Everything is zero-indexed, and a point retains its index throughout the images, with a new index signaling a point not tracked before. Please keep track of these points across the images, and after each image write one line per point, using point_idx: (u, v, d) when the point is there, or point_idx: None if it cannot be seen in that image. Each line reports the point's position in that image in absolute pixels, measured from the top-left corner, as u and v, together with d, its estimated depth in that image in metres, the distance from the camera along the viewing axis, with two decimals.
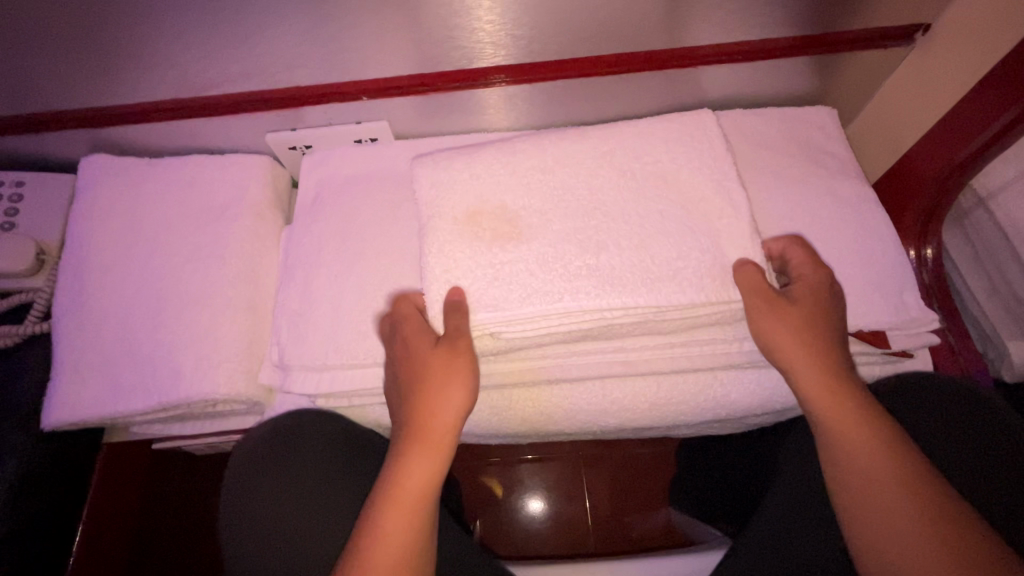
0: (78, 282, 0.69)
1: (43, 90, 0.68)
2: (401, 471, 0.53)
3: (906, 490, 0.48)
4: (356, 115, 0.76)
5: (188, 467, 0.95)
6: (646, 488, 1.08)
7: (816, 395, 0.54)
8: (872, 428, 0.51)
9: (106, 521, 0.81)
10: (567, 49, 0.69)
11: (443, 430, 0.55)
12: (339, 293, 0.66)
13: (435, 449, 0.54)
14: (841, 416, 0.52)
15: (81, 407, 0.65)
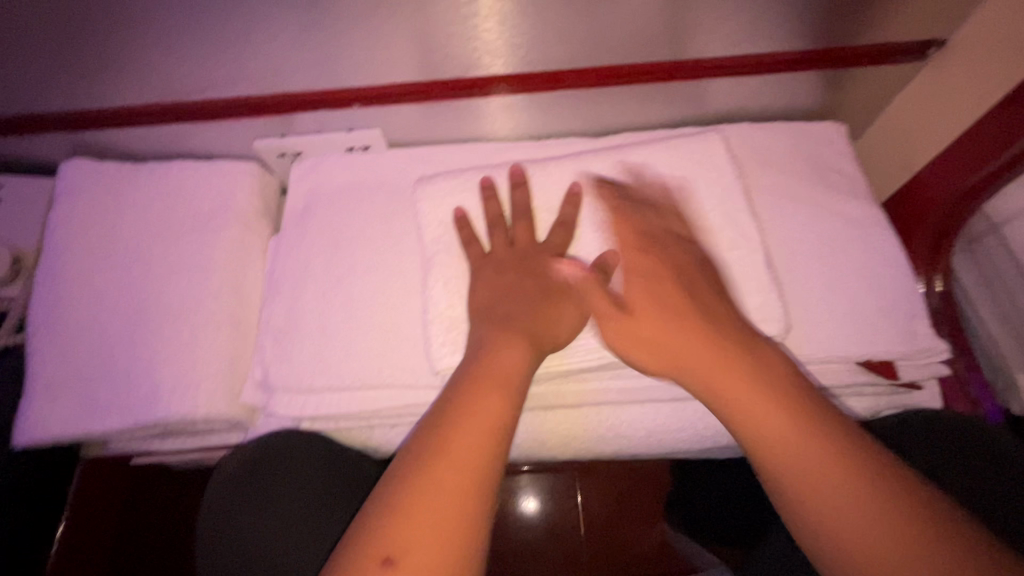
0: (55, 293, 0.66)
1: (20, 91, 0.65)
2: (458, 415, 0.43)
3: (858, 483, 0.39)
4: (348, 122, 0.73)
5: (172, 478, 0.92)
6: (642, 504, 1.06)
7: (731, 376, 0.45)
8: (797, 410, 0.43)
9: (83, 538, 0.78)
10: (570, 58, 0.66)
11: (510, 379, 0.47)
12: (327, 310, 0.63)
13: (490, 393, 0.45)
14: (746, 402, 0.44)
15: (55, 425, 0.62)
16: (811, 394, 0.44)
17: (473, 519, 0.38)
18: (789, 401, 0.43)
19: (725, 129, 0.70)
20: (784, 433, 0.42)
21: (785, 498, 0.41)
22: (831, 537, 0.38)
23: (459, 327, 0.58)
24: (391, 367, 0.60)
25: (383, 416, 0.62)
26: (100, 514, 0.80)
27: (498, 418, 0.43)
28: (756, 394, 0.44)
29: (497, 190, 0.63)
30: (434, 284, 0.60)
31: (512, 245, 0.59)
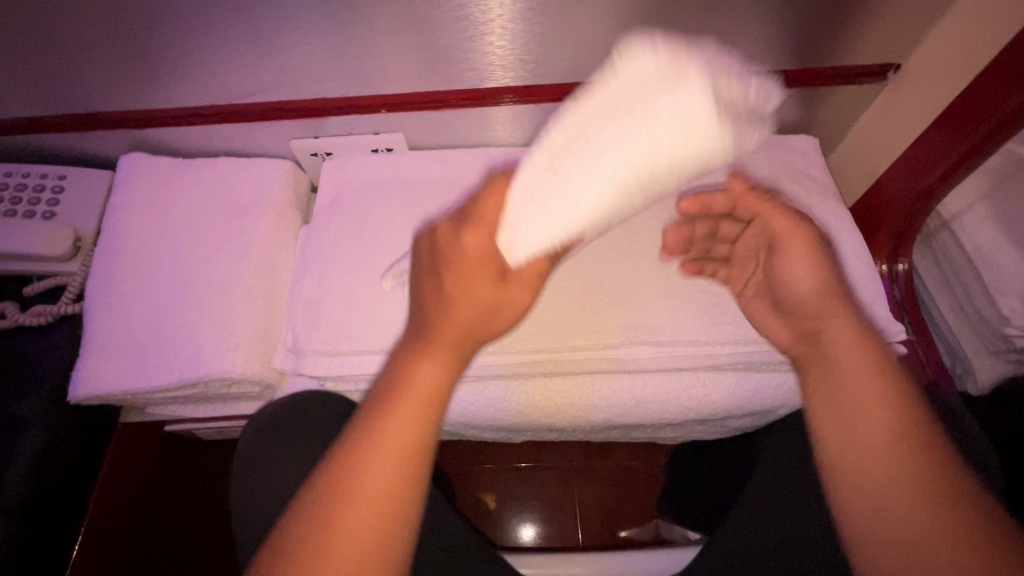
0: (111, 267, 0.75)
1: (94, 92, 0.75)
2: (376, 420, 0.41)
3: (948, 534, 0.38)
4: (375, 126, 0.82)
5: (197, 453, 0.99)
6: (636, 497, 1.11)
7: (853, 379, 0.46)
8: (911, 448, 0.42)
9: (113, 500, 0.85)
10: (571, 73, 0.76)
11: (427, 389, 0.42)
12: (353, 284, 0.71)
13: (417, 410, 0.41)
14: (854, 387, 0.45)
15: (107, 381, 0.70)
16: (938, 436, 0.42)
17: (401, 541, 0.39)
18: (910, 439, 0.42)
19: None
20: (885, 472, 0.42)
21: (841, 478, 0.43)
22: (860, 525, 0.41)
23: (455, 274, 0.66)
24: None
25: None
26: (129, 480, 0.87)
27: (410, 440, 0.40)
28: (879, 428, 0.43)
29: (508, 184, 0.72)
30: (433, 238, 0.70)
31: None
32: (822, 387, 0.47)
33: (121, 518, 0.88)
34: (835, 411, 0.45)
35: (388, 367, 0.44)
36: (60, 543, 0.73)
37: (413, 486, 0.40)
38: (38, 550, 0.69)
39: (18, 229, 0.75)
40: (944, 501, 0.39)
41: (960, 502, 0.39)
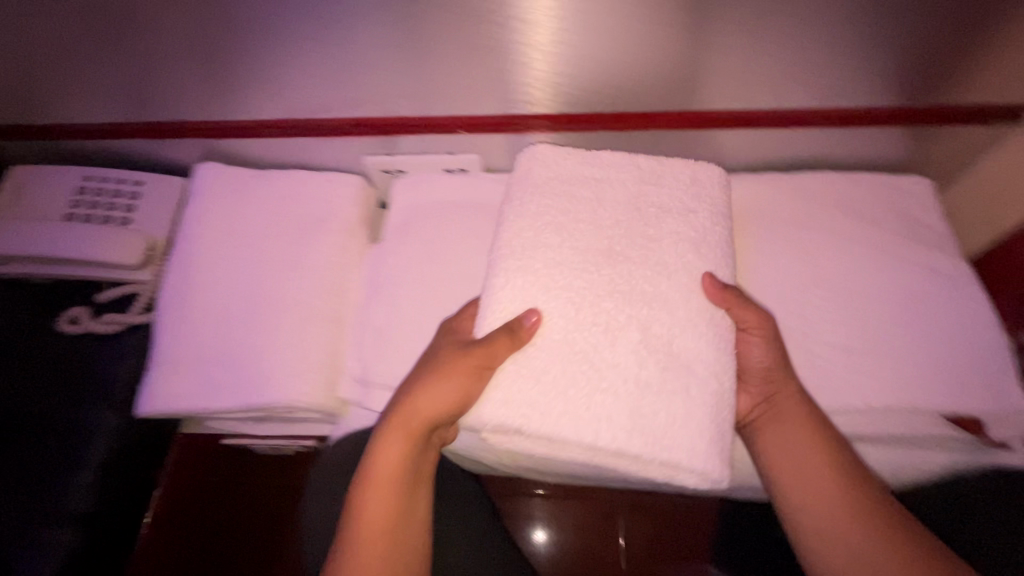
0: (183, 280, 0.74)
1: (174, 101, 0.74)
2: (376, 480, 0.56)
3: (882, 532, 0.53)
4: (447, 145, 0.79)
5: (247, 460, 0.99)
6: (681, 538, 1.05)
7: (793, 450, 0.58)
8: (832, 456, 0.57)
9: (168, 510, 0.85)
10: (666, 100, 0.70)
11: (394, 453, 0.56)
12: (424, 314, 0.68)
13: (390, 489, 0.56)
14: (795, 453, 0.58)
15: (174, 399, 0.69)
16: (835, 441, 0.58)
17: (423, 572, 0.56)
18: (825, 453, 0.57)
19: (806, 177, 0.73)
20: (818, 491, 0.56)
21: (797, 520, 0.57)
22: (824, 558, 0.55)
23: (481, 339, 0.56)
24: None
25: None
26: (182, 490, 0.87)
27: (392, 497, 0.56)
28: (822, 499, 0.56)
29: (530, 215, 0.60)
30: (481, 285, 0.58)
31: None
32: (769, 430, 0.60)
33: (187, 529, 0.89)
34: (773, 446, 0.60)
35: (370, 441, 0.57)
36: (117, 549, 0.74)
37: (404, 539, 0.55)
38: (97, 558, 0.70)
39: (93, 236, 0.75)
40: (881, 512, 0.54)
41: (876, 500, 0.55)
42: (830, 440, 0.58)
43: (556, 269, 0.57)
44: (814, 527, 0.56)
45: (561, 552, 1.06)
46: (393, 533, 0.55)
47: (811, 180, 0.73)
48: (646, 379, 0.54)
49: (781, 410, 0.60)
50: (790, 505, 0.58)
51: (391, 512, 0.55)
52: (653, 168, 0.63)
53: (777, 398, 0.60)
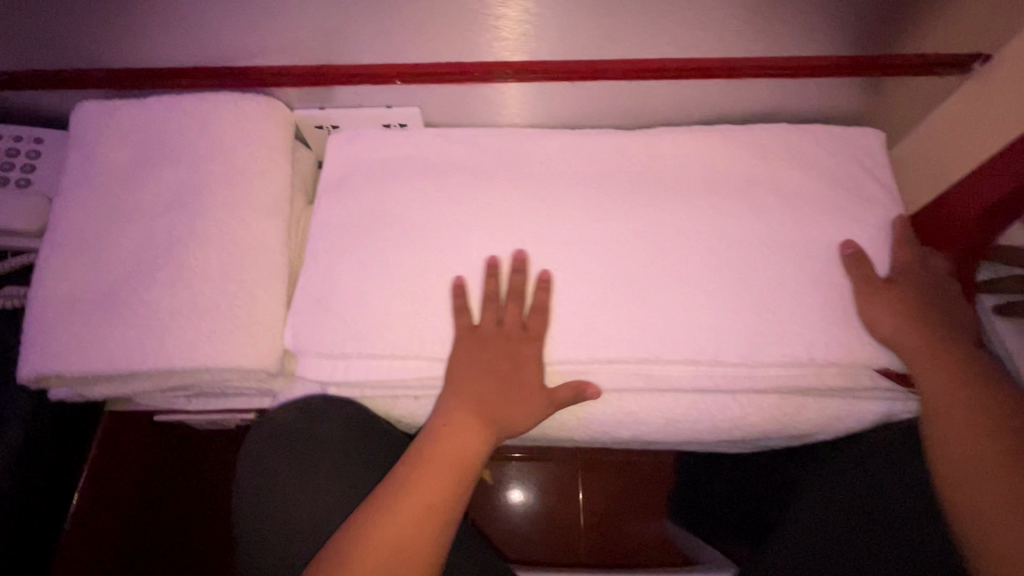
0: (75, 233, 0.62)
1: (65, 47, 0.65)
2: (406, 479, 0.53)
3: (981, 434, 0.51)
4: (512, 93, 0.74)
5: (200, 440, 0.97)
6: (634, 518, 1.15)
7: (915, 348, 0.57)
8: (984, 409, 0.52)
9: (102, 485, 0.82)
10: (613, 49, 0.67)
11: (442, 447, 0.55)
12: (364, 277, 0.63)
13: (440, 477, 0.54)
14: (955, 426, 0.52)
15: (49, 363, 0.56)
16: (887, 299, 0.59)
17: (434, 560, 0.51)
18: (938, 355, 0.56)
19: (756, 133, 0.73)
20: (956, 448, 0.51)
21: (940, 456, 0.52)
22: (964, 520, 0.49)
23: (254, 323, 0.59)
24: (422, 336, 0.61)
25: (409, 386, 0.62)
26: (116, 468, 0.84)
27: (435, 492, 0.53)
28: (955, 410, 0.53)
29: (252, 181, 0.65)
30: (263, 266, 0.62)
31: (501, 324, 0.60)
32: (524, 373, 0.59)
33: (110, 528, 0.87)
34: (922, 383, 0.56)
35: (422, 434, 0.57)
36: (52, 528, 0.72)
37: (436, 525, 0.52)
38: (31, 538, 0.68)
39: None
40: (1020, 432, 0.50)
41: (973, 365, 0.55)
42: (966, 370, 0.55)
43: (136, 182, 0.64)
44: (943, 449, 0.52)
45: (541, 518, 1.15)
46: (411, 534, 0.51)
47: (766, 133, 0.70)
48: (179, 307, 0.58)
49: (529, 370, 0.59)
50: (935, 436, 0.53)
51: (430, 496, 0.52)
52: (193, 105, 0.67)
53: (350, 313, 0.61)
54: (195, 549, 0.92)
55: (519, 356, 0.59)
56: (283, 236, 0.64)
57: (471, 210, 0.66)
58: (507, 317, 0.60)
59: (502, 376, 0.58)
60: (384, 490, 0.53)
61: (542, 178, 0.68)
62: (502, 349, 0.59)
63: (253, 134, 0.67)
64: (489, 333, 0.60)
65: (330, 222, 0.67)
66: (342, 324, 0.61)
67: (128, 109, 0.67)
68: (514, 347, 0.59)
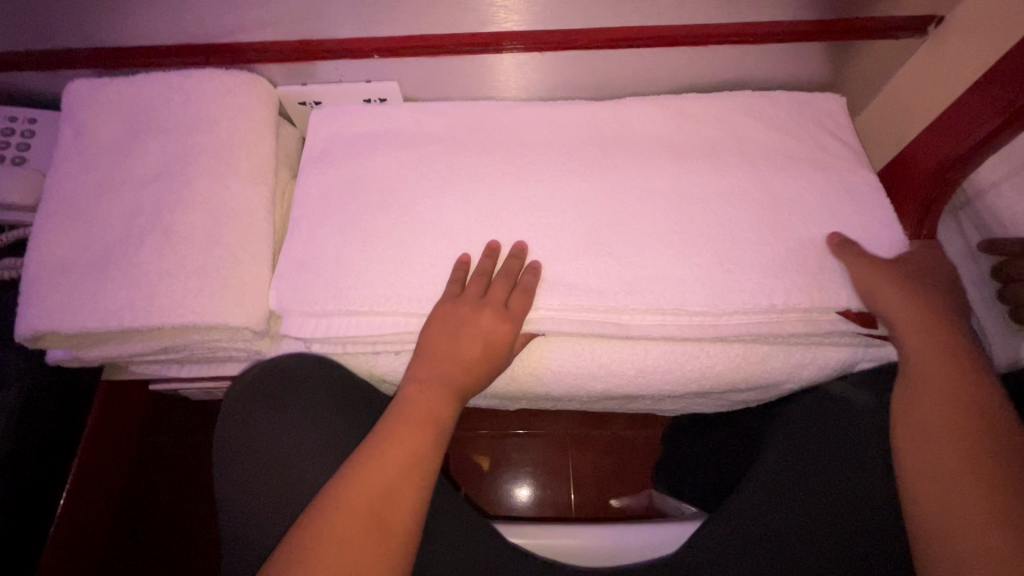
0: (66, 202, 0.64)
1: (55, 27, 0.68)
2: (382, 438, 0.52)
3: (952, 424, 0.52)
4: (510, 65, 0.76)
5: (200, 415, 1.02)
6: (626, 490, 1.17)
7: (910, 320, 0.58)
8: (970, 389, 0.53)
9: (102, 453, 0.86)
10: (583, 18, 0.69)
11: (420, 409, 0.55)
12: (345, 241, 0.65)
13: (416, 437, 0.53)
14: (937, 399, 0.53)
15: (43, 322, 0.59)
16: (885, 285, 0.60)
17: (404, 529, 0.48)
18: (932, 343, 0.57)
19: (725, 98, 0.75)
20: (936, 418, 0.52)
21: (916, 423, 0.53)
22: (921, 487, 0.50)
23: (239, 284, 0.62)
24: (399, 293, 0.62)
25: (387, 341, 0.65)
26: (114, 437, 0.88)
27: (413, 454, 0.52)
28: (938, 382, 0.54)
29: (237, 152, 0.67)
30: (248, 231, 0.65)
31: (484, 296, 0.60)
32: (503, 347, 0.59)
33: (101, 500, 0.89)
34: (915, 357, 0.57)
35: (399, 396, 0.56)
36: (54, 486, 0.75)
37: (412, 488, 0.50)
38: (37, 492, 0.71)
39: None
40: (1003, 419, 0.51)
41: (966, 357, 0.55)
42: (961, 352, 0.56)
43: (125, 154, 0.67)
44: (921, 415, 0.53)
45: (542, 501, 1.17)
46: (384, 495, 0.49)
47: (732, 98, 0.72)
48: (167, 269, 0.61)
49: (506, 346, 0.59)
50: (911, 403, 0.55)
51: (409, 456, 0.52)
52: (179, 82, 0.70)
53: (334, 275, 0.64)
54: (193, 519, 0.96)
55: (491, 334, 0.58)
56: (267, 204, 0.67)
57: (446, 176, 0.68)
58: (493, 289, 0.60)
59: (473, 357, 0.58)
60: (361, 450, 0.52)
61: (517, 145, 0.71)
62: (483, 326, 0.58)
63: (238, 108, 0.70)
64: (469, 305, 0.60)
65: (314, 190, 0.70)
66: (323, 284, 0.63)
67: (116, 85, 0.70)
68: (493, 320, 0.58)
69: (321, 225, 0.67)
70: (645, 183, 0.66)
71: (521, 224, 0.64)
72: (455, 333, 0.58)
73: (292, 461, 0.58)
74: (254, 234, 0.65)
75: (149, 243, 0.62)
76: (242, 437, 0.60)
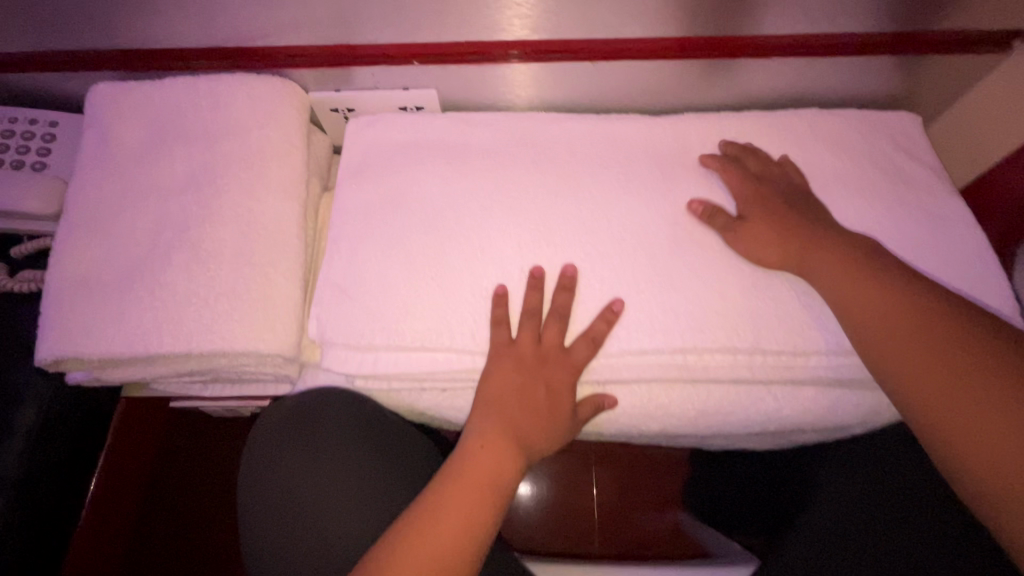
0: (88, 215, 0.61)
1: (79, 27, 0.64)
2: (442, 492, 0.52)
3: (967, 359, 0.45)
4: (522, 74, 0.72)
5: (215, 427, 0.98)
6: (642, 509, 1.13)
7: (840, 289, 0.53)
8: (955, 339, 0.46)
9: (117, 467, 0.83)
10: (637, 26, 0.65)
11: (482, 464, 0.54)
12: (387, 267, 0.62)
13: (474, 493, 0.52)
14: (916, 362, 0.47)
15: (63, 345, 0.55)
16: (884, 266, 0.53)
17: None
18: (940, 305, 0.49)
19: (786, 114, 0.70)
20: (926, 395, 0.46)
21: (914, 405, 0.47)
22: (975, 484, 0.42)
23: (271, 307, 0.58)
24: (452, 324, 0.60)
25: (436, 379, 0.62)
26: (130, 448, 0.85)
27: (474, 511, 0.50)
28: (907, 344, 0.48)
29: (268, 164, 0.63)
30: (282, 249, 0.60)
31: (541, 342, 0.59)
32: (560, 398, 0.58)
33: (117, 512, 0.87)
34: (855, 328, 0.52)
35: (460, 449, 0.56)
36: (72, 504, 0.73)
37: (468, 548, 0.48)
38: (54, 513, 0.69)
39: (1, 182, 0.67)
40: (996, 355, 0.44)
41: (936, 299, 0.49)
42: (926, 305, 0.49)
43: (150, 163, 0.63)
44: (917, 395, 0.46)
45: (549, 516, 1.13)
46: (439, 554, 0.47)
47: (793, 123, 0.69)
48: (195, 289, 0.57)
49: (562, 395, 0.58)
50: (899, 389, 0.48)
51: (468, 512, 0.50)
52: (210, 87, 0.66)
53: (380, 304, 0.61)
54: (207, 534, 0.93)
55: (553, 381, 0.58)
56: (300, 221, 0.63)
57: (492, 196, 0.65)
58: (546, 335, 0.59)
59: (537, 403, 0.58)
60: (422, 501, 0.51)
61: (563, 163, 0.67)
62: (541, 374, 0.59)
63: (269, 115, 0.65)
64: (526, 355, 0.59)
65: (353, 206, 0.66)
66: (370, 315, 0.60)
67: (143, 91, 0.66)
68: (554, 368, 0.59)
69: (362, 247, 0.63)
70: (706, 208, 0.63)
71: (575, 253, 0.62)
72: (512, 383, 0.58)
73: (327, 511, 0.55)
74: (287, 255, 0.60)
75: (174, 261, 0.58)
76: (276, 482, 0.56)
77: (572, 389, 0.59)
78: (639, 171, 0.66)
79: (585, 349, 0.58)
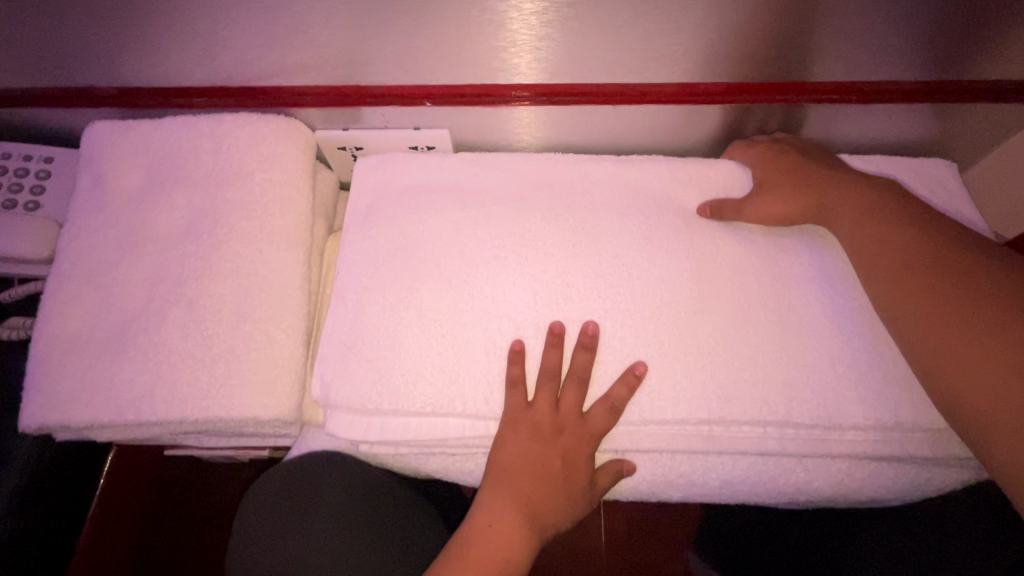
0: (81, 265, 0.58)
1: (77, 66, 0.61)
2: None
3: (949, 269, 0.50)
4: (526, 117, 0.68)
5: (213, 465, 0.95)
6: (655, 548, 1.09)
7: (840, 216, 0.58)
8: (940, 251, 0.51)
9: (106, 508, 0.80)
10: (663, 69, 0.61)
11: (491, 549, 0.51)
12: (395, 321, 0.59)
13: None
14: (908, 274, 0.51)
15: (53, 409, 0.52)
16: (884, 198, 0.56)
17: None
18: (932, 253, 0.51)
19: None
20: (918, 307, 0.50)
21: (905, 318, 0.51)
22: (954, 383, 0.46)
23: (272, 368, 0.55)
24: (464, 388, 0.56)
25: (445, 445, 0.58)
26: (121, 488, 0.83)
27: None
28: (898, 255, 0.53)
29: (272, 211, 0.60)
30: (284, 304, 0.57)
31: (558, 407, 0.56)
32: (575, 470, 0.55)
33: (110, 553, 0.84)
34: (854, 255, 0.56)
35: (467, 529, 0.53)
36: (56, 559, 0.70)
37: None
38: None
39: None
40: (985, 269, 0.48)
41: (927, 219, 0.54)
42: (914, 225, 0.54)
43: (147, 210, 0.60)
44: (907, 303, 0.51)
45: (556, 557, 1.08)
46: None
47: None
48: (192, 350, 0.54)
49: (578, 467, 0.55)
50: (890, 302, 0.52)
51: None
52: (210, 129, 0.62)
53: (387, 364, 0.57)
54: None
55: (569, 451, 0.55)
56: (303, 272, 0.59)
57: (507, 246, 0.61)
58: (564, 400, 0.56)
59: (552, 476, 0.55)
60: None
61: (583, 210, 0.63)
62: (558, 443, 0.55)
63: (273, 158, 0.62)
64: (542, 422, 0.55)
65: (360, 255, 0.62)
66: (377, 375, 0.57)
67: (141, 132, 0.63)
68: (571, 438, 0.55)
69: (368, 300, 0.60)
70: (733, 264, 0.60)
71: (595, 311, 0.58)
72: (526, 454, 0.55)
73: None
74: (289, 312, 0.57)
75: (170, 318, 0.55)
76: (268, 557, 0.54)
77: (590, 458, 0.55)
78: (663, 220, 0.63)
79: (605, 418, 0.54)
